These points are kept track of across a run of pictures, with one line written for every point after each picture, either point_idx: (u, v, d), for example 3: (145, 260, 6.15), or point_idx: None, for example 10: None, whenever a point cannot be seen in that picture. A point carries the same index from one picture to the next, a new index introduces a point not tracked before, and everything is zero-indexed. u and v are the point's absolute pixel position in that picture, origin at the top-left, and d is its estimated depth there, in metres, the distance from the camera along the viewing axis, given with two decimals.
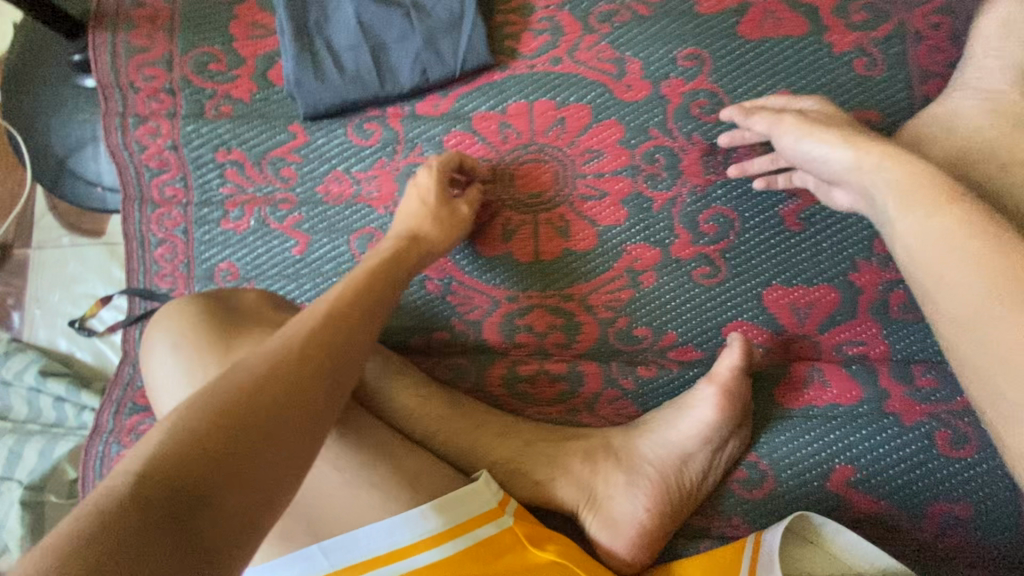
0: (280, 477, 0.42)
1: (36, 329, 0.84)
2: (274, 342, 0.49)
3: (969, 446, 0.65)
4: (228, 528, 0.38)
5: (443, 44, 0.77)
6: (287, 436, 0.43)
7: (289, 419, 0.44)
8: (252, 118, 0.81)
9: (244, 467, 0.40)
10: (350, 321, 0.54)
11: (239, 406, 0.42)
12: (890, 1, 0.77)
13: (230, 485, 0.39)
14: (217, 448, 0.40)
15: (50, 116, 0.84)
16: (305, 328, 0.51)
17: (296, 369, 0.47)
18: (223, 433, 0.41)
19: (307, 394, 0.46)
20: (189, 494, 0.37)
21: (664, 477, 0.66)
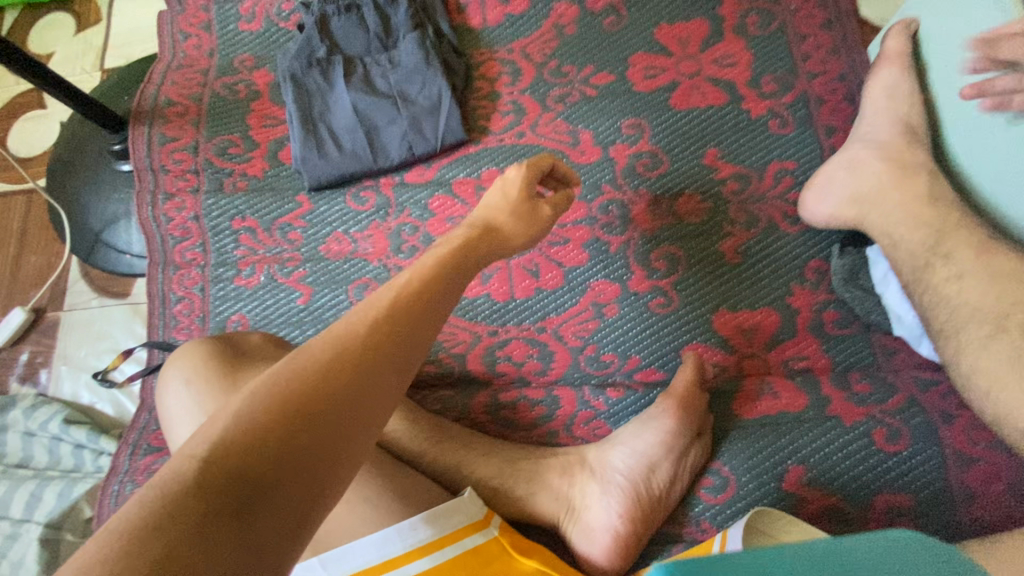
0: (335, 472, 0.42)
1: (62, 383, 0.93)
2: (342, 330, 0.48)
3: (902, 441, 0.72)
4: (283, 521, 0.38)
5: (426, 125, 0.92)
6: (345, 429, 0.43)
7: (348, 413, 0.44)
8: (265, 192, 0.95)
9: (301, 462, 0.40)
10: (417, 309, 0.52)
11: (300, 398, 0.42)
12: (793, 74, 0.92)
13: (287, 481, 0.39)
14: (278, 441, 0.40)
15: (90, 196, 0.98)
16: (372, 314, 0.50)
17: (359, 360, 0.46)
18: (285, 423, 0.41)
19: (369, 386, 0.45)
20: (249, 483, 0.38)
21: (634, 486, 0.70)
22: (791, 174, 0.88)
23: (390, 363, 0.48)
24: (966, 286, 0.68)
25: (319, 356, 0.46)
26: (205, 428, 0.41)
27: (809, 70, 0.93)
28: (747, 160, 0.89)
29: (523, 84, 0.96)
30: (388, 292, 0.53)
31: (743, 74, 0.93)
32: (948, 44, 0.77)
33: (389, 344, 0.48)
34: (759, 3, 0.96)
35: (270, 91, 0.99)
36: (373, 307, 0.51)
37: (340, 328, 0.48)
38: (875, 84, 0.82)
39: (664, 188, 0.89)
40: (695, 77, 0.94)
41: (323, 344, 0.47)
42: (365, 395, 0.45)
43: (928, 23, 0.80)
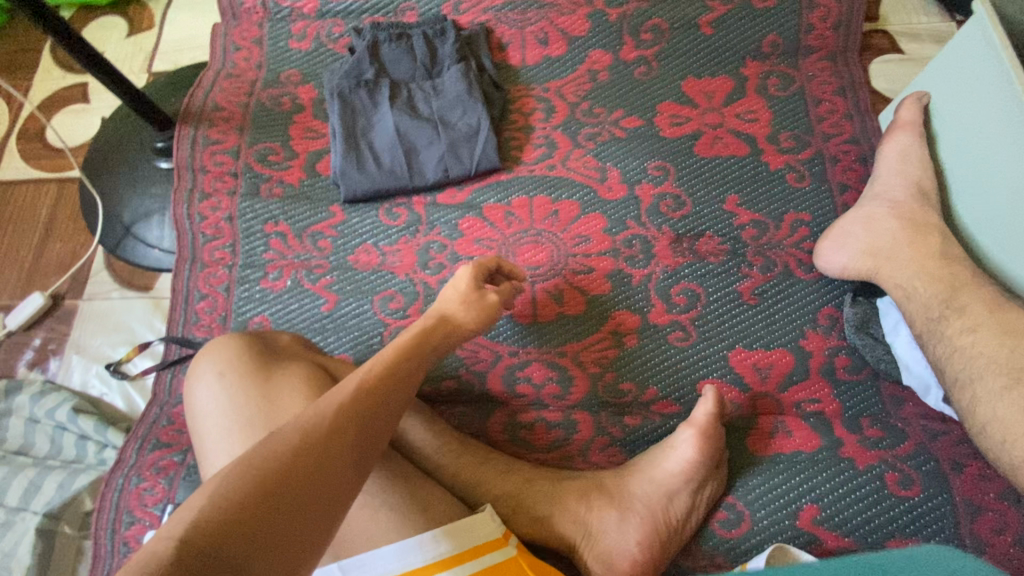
0: (299, 555, 0.47)
1: (72, 372, 0.92)
2: (306, 420, 0.54)
3: (914, 487, 0.74)
4: None
5: (462, 149, 0.96)
6: (309, 514, 0.49)
7: (310, 500, 0.49)
8: (300, 200, 0.97)
9: (266, 547, 0.45)
10: (377, 398, 0.58)
11: (268, 485, 0.48)
12: (810, 134, 0.99)
13: (253, 561, 0.44)
14: (248, 523, 0.45)
15: (127, 190, 1.00)
16: (334, 405, 0.55)
17: (322, 450, 0.52)
18: (255, 508, 0.46)
19: (329, 475, 0.51)
20: (220, 565, 0.43)
21: (652, 513, 0.71)
22: (806, 225, 0.93)
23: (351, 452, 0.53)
24: (979, 338, 0.70)
25: (286, 445, 0.51)
26: (181, 512, 0.46)
27: (825, 132, 0.99)
28: (766, 208, 0.94)
29: (556, 121, 1.01)
30: (351, 380, 0.59)
31: (764, 130, 0.99)
32: (959, 116, 0.83)
33: (350, 434, 0.54)
34: (780, 68, 1.04)
35: (313, 106, 1.03)
36: (336, 397, 0.56)
37: (307, 417, 0.54)
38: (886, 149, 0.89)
39: (686, 228, 0.93)
40: (718, 128, 1.00)
41: (291, 433, 0.52)
42: (326, 482, 0.50)
43: (940, 96, 0.87)
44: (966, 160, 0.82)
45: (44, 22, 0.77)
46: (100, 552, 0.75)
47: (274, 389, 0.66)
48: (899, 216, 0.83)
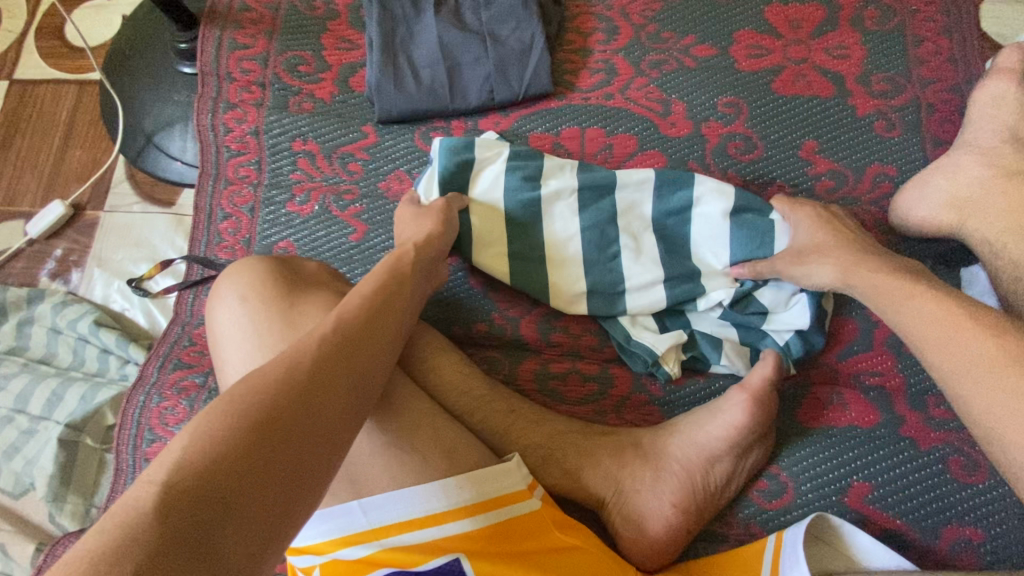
0: (302, 489, 0.43)
1: (94, 285, 0.89)
2: (291, 353, 0.47)
3: (980, 473, 0.68)
4: (250, 540, 0.39)
5: (512, 70, 0.87)
6: (309, 447, 0.44)
7: (304, 441, 0.44)
8: (330, 117, 0.89)
9: (260, 491, 0.41)
10: (367, 333, 0.52)
11: (257, 424, 0.42)
12: (907, 76, 0.86)
13: (252, 500, 0.40)
14: (241, 459, 0.41)
15: (149, 96, 0.93)
16: (320, 337, 0.50)
17: (314, 385, 0.46)
18: (246, 444, 0.41)
19: (323, 415, 0.46)
20: (214, 508, 0.38)
21: (690, 477, 0.66)
22: (890, 180, 0.82)
23: (343, 388, 0.48)
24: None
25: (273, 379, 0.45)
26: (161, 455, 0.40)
27: (924, 76, 0.86)
28: (847, 159, 0.83)
29: (617, 45, 0.90)
30: (334, 312, 0.53)
31: (854, 68, 0.87)
32: None
33: (340, 369, 0.49)
34: None
35: (349, 13, 0.93)
36: (318, 330, 0.51)
37: (292, 347, 0.48)
38: (991, 90, 0.77)
39: (754, 175, 0.83)
40: (802, 63, 0.88)
41: (275, 367, 0.46)
42: (321, 412, 0.46)
43: None
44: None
45: None
46: (122, 466, 0.74)
47: (297, 318, 0.61)
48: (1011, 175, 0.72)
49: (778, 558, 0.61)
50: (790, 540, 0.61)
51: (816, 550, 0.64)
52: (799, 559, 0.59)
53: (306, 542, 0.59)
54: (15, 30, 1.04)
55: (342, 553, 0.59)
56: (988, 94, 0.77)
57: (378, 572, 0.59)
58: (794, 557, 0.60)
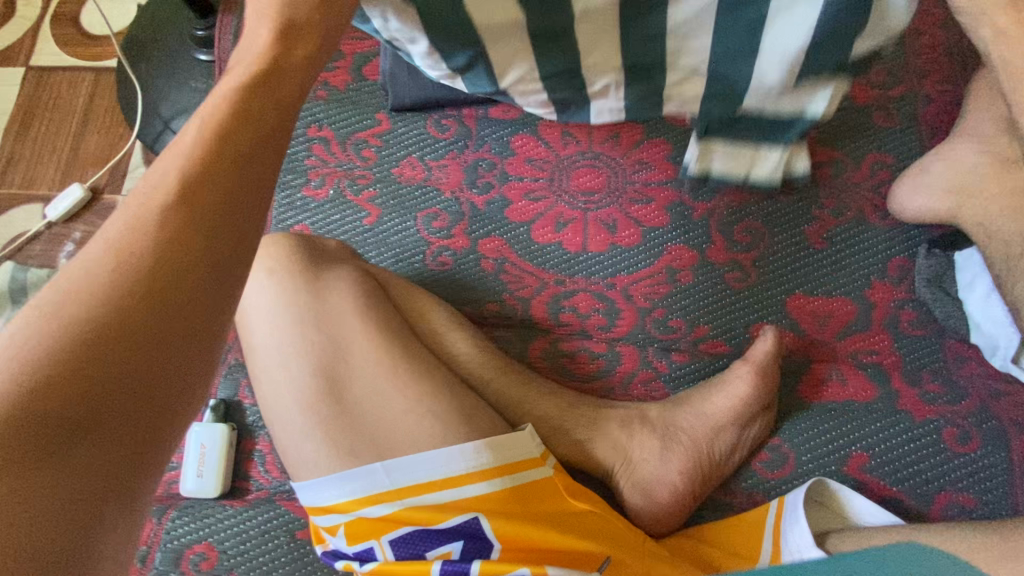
0: (165, 399, 0.35)
1: None
2: (127, 221, 0.37)
3: (972, 443, 0.71)
4: (106, 462, 0.33)
5: None
6: (162, 351, 0.35)
7: (153, 343, 0.35)
8: (345, 104, 0.92)
9: (118, 388, 0.34)
10: (228, 198, 0.39)
11: (95, 321, 0.34)
12: (904, 69, 0.89)
13: (96, 418, 0.33)
14: (65, 376, 0.33)
15: (166, 83, 0.95)
16: (160, 191, 0.38)
17: (161, 277, 0.36)
18: (70, 359, 0.33)
19: (172, 311, 0.36)
20: (46, 432, 0.32)
21: (695, 446, 0.69)
22: (888, 167, 0.85)
23: (204, 251, 0.37)
24: None
25: (110, 263, 0.36)
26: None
27: (922, 68, 0.89)
28: (846, 147, 0.86)
29: None
30: (178, 151, 0.39)
31: None
32: None
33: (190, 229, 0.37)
34: None
35: None
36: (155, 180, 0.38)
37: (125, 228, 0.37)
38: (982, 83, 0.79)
39: None
40: None
41: (111, 244, 0.36)
42: (172, 308, 0.36)
43: None
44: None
45: None
46: None
47: (324, 291, 0.66)
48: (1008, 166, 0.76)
49: (783, 518, 0.65)
50: (794, 501, 0.65)
51: (816, 512, 0.67)
52: (800, 516, 0.64)
53: (332, 501, 0.62)
54: (30, 18, 1.06)
55: (368, 512, 0.62)
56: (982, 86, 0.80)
57: (401, 530, 0.62)
58: (795, 514, 0.64)
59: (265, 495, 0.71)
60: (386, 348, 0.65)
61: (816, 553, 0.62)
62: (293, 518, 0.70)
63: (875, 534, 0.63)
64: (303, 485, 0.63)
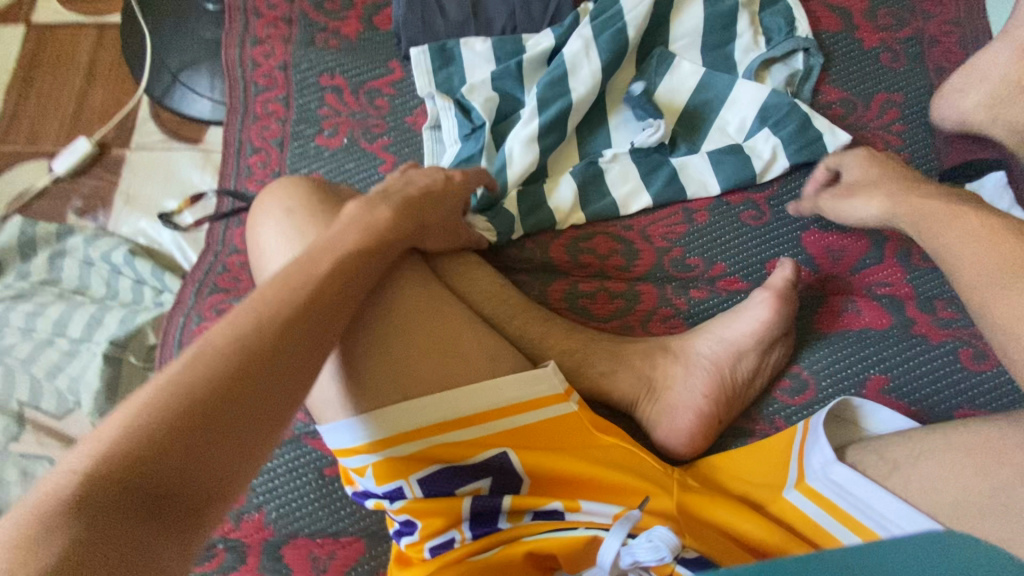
0: (258, 441, 0.45)
1: (121, 221, 0.90)
2: (247, 319, 0.47)
3: (988, 360, 0.73)
4: (209, 492, 0.42)
5: (535, 5, 0.89)
6: (264, 404, 0.45)
7: (259, 399, 0.45)
8: (356, 54, 0.91)
9: (181, 485, 0.40)
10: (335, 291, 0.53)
11: (183, 422, 0.41)
12: (910, 12, 0.91)
13: (210, 459, 0.42)
14: (196, 424, 0.42)
15: (172, 35, 0.94)
16: (258, 326, 0.47)
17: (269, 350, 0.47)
18: (201, 410, 0.42)
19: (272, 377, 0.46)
20: (173, 465, 0.40)
21: (719, 372, 0.70)
22: (897, 107, 0.87)
23: (281, 381, 0.47)
24: None
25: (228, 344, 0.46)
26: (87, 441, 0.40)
27: (927, 11, 0.91)
28: (855, 87, 0.88)
29: None
30: (295, 269, 0.52)
31: (860, 5, 0.92)
32: None
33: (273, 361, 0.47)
34: None
35: None
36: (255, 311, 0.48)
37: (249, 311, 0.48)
38: None
39: None
40: (811, 1, 0.92)
41: (230, 331, 0.46)
42: (276, 374, 0.46)
43: None
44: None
45: None
46: None
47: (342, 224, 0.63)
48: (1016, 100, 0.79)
49: (806, 438, 0.65)
50: (815, 419, 0.65)
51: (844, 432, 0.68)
52: (823, 435, 0.64)
53: (359, 443, 0.61)
54: None
55: (397, 452, 0.61)
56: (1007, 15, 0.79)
57: (432, 468, 0.62)
58: (818, 434, 0.64)
59: (290, 435, 0.71)
60: (415, 287, 0.65)
61: (840, 468, 0.62)
62: (318, 457, 0.70)
63: (896, 442, 0.63)
64: (327, 426, 0.61)
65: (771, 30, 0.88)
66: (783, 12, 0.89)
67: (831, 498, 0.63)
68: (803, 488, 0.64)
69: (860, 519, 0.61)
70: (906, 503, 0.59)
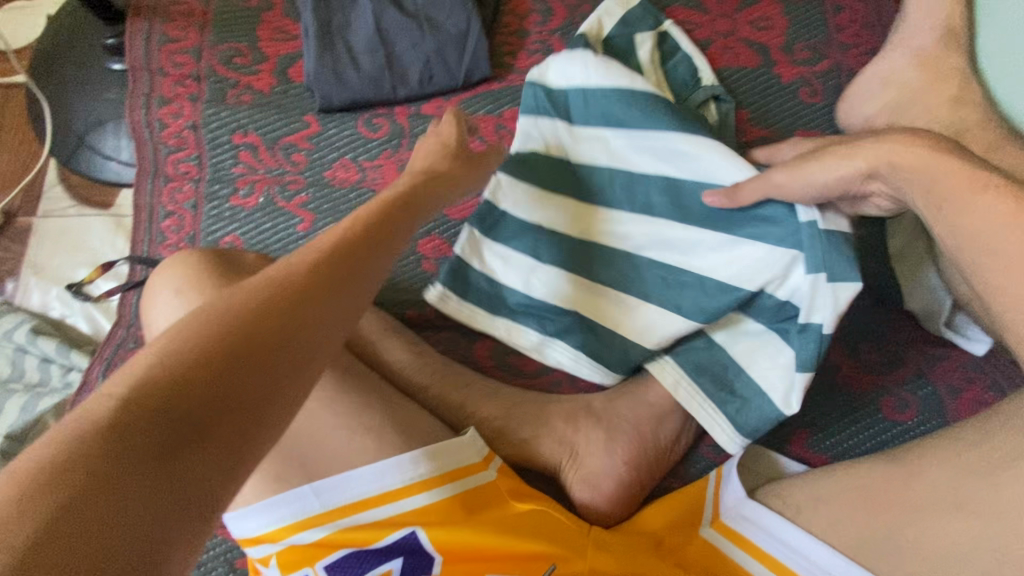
0: (281, 398, 0.39)
1: (29, 294, 0.86)
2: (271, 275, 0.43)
3: (909, 411, 0.73)
4: (223, 453, 0.36)
5: (450, 55, 0.87)
6: (286, 363, 0.40)
7: (283, 361, 0.40)
8: (270, 108, 0.88)
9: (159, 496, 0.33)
10: (360, 254, 0.48)
11: (177, 407, 0.35)
12: (828, 45, 0.91)
13: (227, 416, 0.37)
14: (216, 375, 0.37)
15: (78, 97, 0.91)
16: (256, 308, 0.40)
17: (292, 306, 0.42)
18: (223, 362, 0.37)
19: (298, 334, 0.41)
20: (191, 420, 0.35)
21: (640, 434, 0.69)
22: None
23: (304, 347, 0.41)
24: None
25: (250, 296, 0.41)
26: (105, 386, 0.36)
27: (844, 43, 0.91)
28: (776, 125, 0.88)
29: (553, 25, 0.92)
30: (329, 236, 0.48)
31: (778, 38, 0.92)
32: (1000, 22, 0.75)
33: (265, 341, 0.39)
34: None
35: (284, 4, 0.92)
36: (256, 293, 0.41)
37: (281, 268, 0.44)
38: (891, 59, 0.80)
39: None
40: (730, 37, 0.91)
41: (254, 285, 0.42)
42: (297, 334, 0.41)
43: None
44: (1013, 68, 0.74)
45: None
46: None
47: None
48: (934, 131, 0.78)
49: (720, 478, 0.64)
50: (727, 460, 0.65)
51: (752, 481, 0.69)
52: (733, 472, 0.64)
53: (260, 531, 0.57)
54: None
55: (297, 538, 0.57)
56: (887, 68, 0.80)
57: (336, 553, 0.58)
58: (729, 472, 0.64)
59: None
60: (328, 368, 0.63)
61: (750, 505, 0.62)
62: (232, 547, 0.67)
63: (797, 485, 0.62)
64: (229, 516, 0.57)
65: (679, 84, 0.88)
66: (685, 64, 0.88)
67: (743, 531, 0.61)
68: (718, 525, 0.63)
69: (772, 553, 0.59)
70: (808, 533, 0.58)
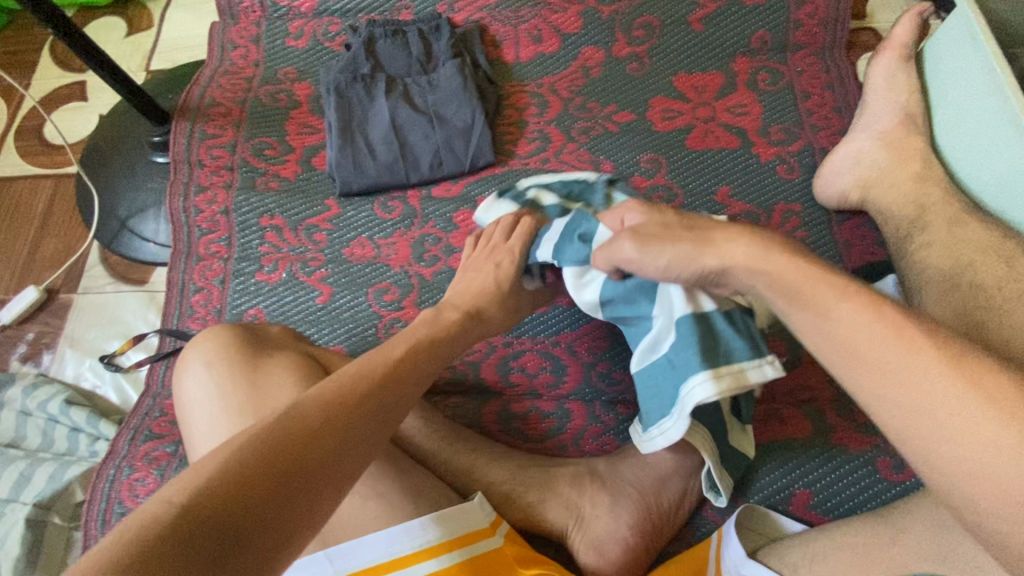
0: (322, 494, 0.46)
1: (63, 366, 0.92)
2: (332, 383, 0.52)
3: (907, 471, 0.74)
4: (269, 542, 0.42)
5: (457, 144, 0.97)
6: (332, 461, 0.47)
7: (331, 460, 0.47)
8: (295, 193, 0.97)
9: (231, 541, 0.40)
10: (405, 368, 0.58)
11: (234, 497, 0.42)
12: (800, 127, 1.01)
13: (276, 510, 0.43)
14: (271, 471, 0.44)
15: (123, 186, 1.02)
16: (335, 400, 0.51)
17: (342, 413, 0.50)
18: (281, 458, 0.45)
19: (343, 437, 0.49)
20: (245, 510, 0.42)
21: (644, 497, 0.71)
22: (798, 215, 0.94)
23: (347, 449, 0.49)
24: (935, 251, 0.77)
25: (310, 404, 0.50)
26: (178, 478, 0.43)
27: (815, 124, 1.01)
28: (757, 199, 0.95)
29: (549, 116, 1.02)
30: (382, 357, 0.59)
31: (754, 123, 1.01)
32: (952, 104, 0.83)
33: (339, 427, 0.49)
34: (768, 63, 1.06)
35: (310, 102, 1.04)
36: (349, 384, 0.53)
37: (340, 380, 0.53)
38: (857, 141, 0.89)
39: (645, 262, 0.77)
40: (710, 122, 1.01)
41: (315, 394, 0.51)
42: (342, 439, 0.49)
43: (939, 81, 0.86)
44: (965, 146, 0.82)
45: (54, 24, 0.82)
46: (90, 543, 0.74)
47: (262, 379, 0.64)
48: (902, 203, 0.85)
49: (721, 539, 0.66)
50: (727, 522, 0.67)
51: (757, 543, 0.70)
52: (734, 532, 0.65)
53: None
54: None
55: None
56: (855, 148, 0.88)
57: None
58: (730, 532, 0.66)
59: None
60: None
61: (751, 565, 0.62)
62: None
63: (795, 546, 0.63)
64: None
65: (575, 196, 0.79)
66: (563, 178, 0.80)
67: None
68: None
69: None
70: None
